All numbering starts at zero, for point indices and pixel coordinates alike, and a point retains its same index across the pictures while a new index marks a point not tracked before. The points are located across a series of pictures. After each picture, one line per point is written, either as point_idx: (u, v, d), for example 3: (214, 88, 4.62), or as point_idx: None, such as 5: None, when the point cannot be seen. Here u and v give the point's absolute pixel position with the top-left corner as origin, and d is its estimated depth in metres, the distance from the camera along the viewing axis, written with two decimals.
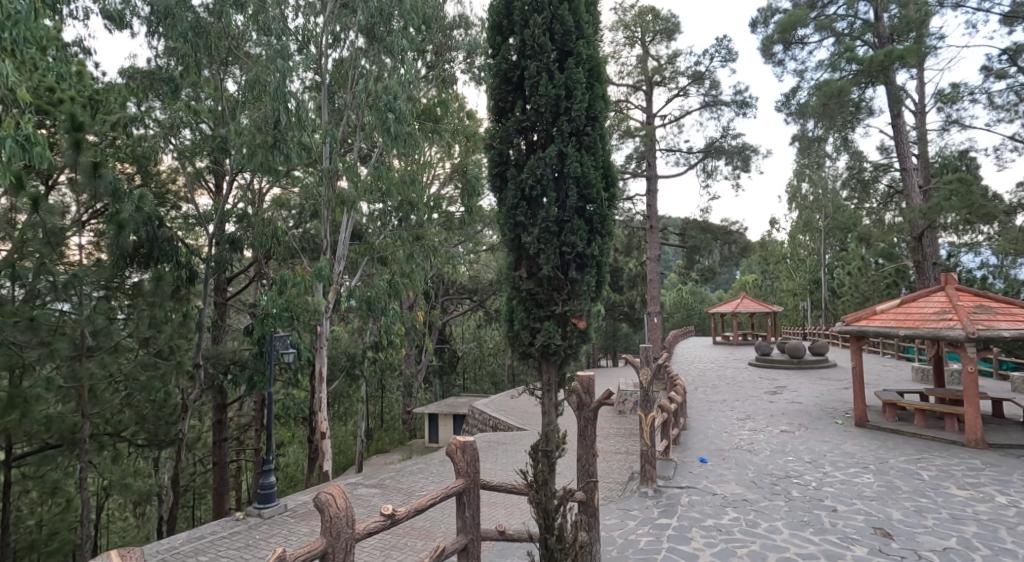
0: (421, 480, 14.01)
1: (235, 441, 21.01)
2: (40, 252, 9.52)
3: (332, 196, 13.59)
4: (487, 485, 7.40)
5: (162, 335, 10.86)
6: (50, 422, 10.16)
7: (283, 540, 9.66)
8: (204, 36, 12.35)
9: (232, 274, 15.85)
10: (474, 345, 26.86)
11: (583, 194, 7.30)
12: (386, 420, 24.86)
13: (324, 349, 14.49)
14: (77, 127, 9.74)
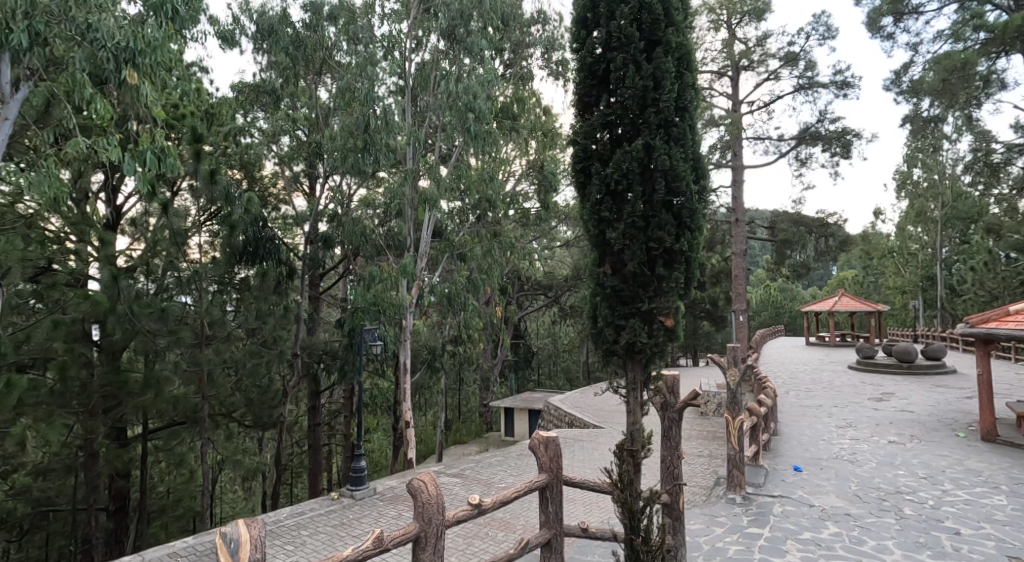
0: (500, 473, 14.08)
1: (324, 427, 22.16)
2: (170, 252, 11.04)
3: (415, 197, 14.04)
4: (570, 481, 7.28)
5: (266, 326, 12.09)
6: (178, 401, 11.28)
7: (374, 521, 9.92)
8: (303, 48, 13.60)
9: (323, 271, 16.57)
10: (549, 340, 26.81)
11: (672, 187, 7.04)
12: (463, 413, 25.18)
13: (407, 344, 14.78)
14: (196, 138, 11.17)
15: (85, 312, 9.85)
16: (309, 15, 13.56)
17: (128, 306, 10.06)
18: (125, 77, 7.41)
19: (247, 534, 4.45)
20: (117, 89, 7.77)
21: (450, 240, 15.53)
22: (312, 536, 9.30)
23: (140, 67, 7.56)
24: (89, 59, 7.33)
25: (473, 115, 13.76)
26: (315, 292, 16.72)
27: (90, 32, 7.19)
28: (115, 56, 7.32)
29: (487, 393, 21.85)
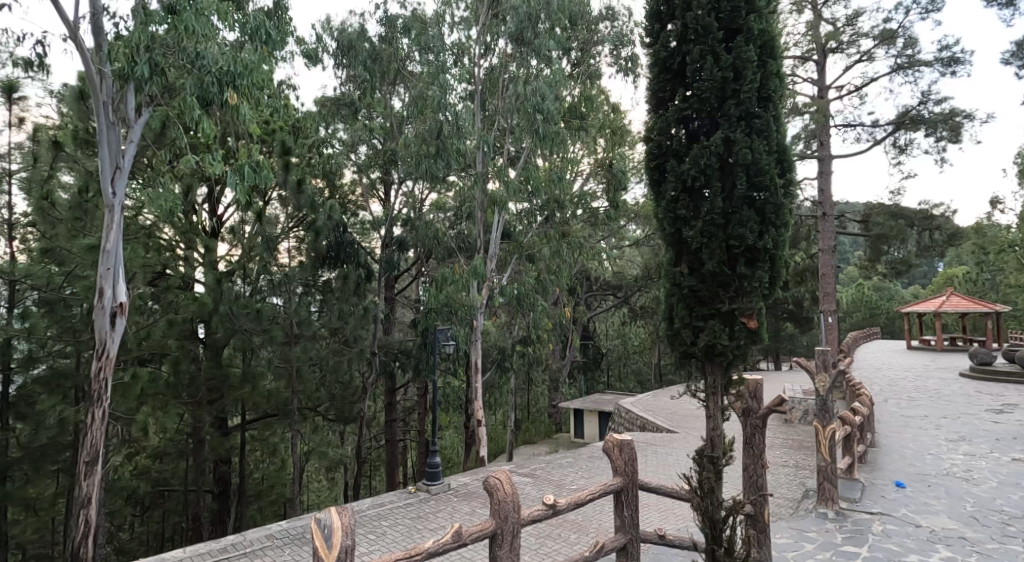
0: (571, 474, 13.88)
1: (399, 422, 22.87)
2: (262, 256, 12.83)
3: (485, 199, 14.17)
4: (647, 486, 7.08)
5: (348, 325, 13.49)
6: (271, 396, 12.92)
7: (447, 515, 11.41)
8: (379, 62, 14.65)
9: (397, 273, 16.89)
10: (619, 342, 26.20)
11: (755, 181, 6.62)
12: (533, 413, 25.06)
13: (478, 344, 14.81)
14: (286, 152, 12.84)
15: (195, 312, 11.82)
16: (384, 29, 14.60)
17: (228, 306, 11.95)
18: (227, 97, 9.07)
19: (338, 521, 4.84)
20: (219, 109, 9.48)
21: (519, 242, 15.49)
22: (391, 527, 10.83)
23: (238, 88, 9.17)
24: (197, 85, 8.95)
25: (541, 116, 13.55)
26: (390, 293, 17.09)
27: (199, 60, 8.78)
28: (218, 80, 8.94)
29: (556, 393, 21.67)
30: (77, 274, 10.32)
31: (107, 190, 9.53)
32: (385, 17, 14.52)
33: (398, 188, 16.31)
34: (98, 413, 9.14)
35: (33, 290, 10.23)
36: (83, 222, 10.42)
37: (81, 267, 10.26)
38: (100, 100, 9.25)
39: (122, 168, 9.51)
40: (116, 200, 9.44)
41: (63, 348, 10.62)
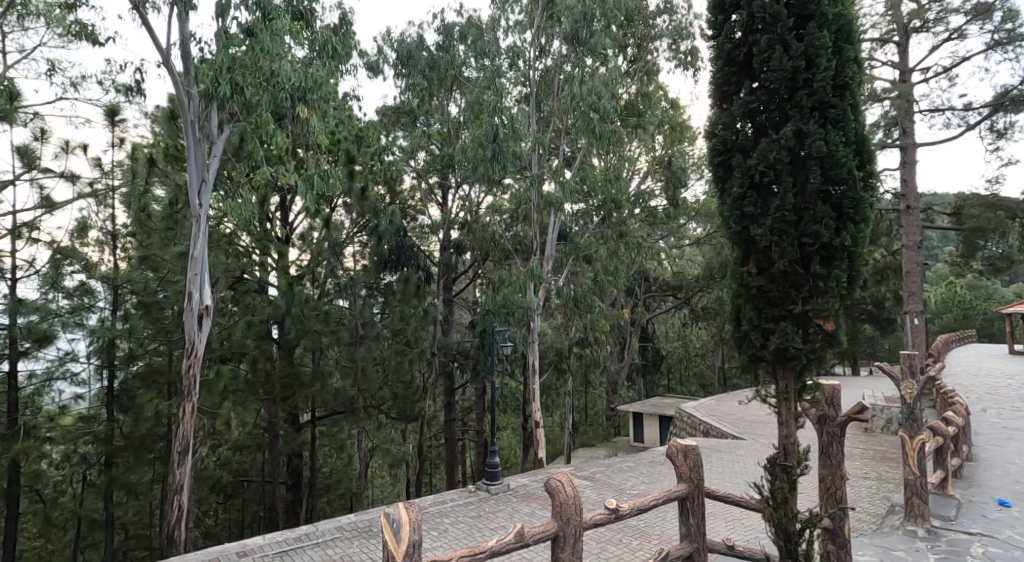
0: (632, 478, 13.53)
1: (458, 423, 23.08)
2: (330, 261, 13.23)
3: (540, 200, 14.06)
4: (712, 494, 7.22)
5: (409, 326, 13.69)
6: (339, 393, 13.37)
7: (507, 514, 11.64)
8: (437, 69, 15.00)
9: (454, 275, 16.92)
10: (679, 344, 25.26)
11: (830, 175, 6.16)
12: (590, 416, 24.69)
13: (536, 345, 14.65)
14: (351, 160, 13.14)
15: (270, 313, 12.52)
16: (441, 37, 14.85)
17: (300, 308, 12.42)
18: (299, 111, 9.76)
19: (405, 516, 4.99)
20: (291, 122, 10.22)
21: (575, 242, 15.26)
22: (454, 524, 11.13)
23: (309, 102, 9.90)
24: (271, 101, 9.68)
25: (597, 115, 13.43)
26: (447, 295, 17.15)
27: (274, 77, 9.53)
28: (291, 96, 9.66)
29: (614, 396, 21.24)
30: (169, 279, 11.71)
31: (195, 201, 10.55)
32: (442, 25, 14.79)
33: (455, 192, 16.52)
34: (188, 406, 10.20)
35: (132, 294, 11.62)
36: (172, 232, 11.68)
37: (172, 272, 11.60)
38: (189, 119, 10.31)
39: (207, 181, 10.60)
40: (202, 210, 10.44)
41: (155, 347, 11.84)
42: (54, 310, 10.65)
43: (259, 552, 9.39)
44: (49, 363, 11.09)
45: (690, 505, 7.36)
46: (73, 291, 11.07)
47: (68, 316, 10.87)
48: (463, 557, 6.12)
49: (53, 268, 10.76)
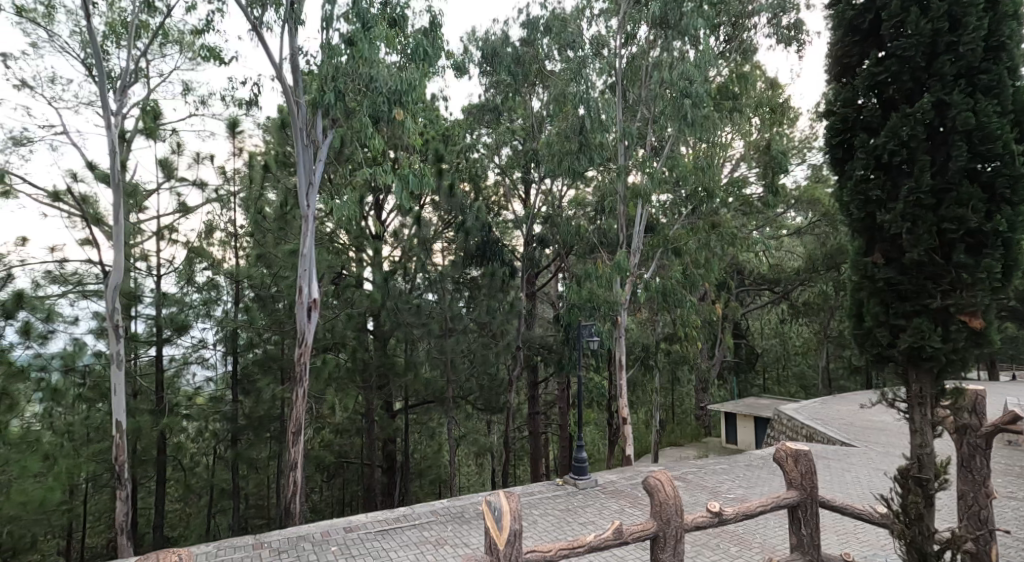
0: (728, 482, 12.79)
1: (543, 416, 23.14)
2: (420, 255, 13.48)
3: (626, 192, 13.70)
4: (829, 503, 6.65)
5: (496, 320, 13.61)
6: (429, 384, 13.63)
7: (596, 510, 11.26)
8: (521, 64, 14.83)
9: (538, 269, 16.75)
10: (776, 341, 23.86)
11: (978, 151, 5.39)
12: (680, 413, 23.94)
13: (623, 341, 14.17)
14: (440, 158, 13.14)
15: (366, 306, 12.80)
16: (526, 32, 14.64)
17: (394, 302, 12.77)
18: (396, 113, 10.03)
19: (506, 505, 5.59)
20: (387, 124, 10.57)
21: (664, 234, 14.74)
22: (543, 516, 10.93)
23: (406, 105, 10.09)
24: (370, 105, 10.01)
25: (690, 101, 12.91)
26: (531, 289, 17.07)
27: (372, 82, 9.90)
28: (389, 100, 9.95)
29: (704, 394, 20.32)
30: (279, 275, 12.26)
31: (303, 201, 10.94)
32: (526, 18, 14.56)
33: (537, 187, 16.57)
34: (299, 391, 10.63)
35: (251, 288, 12.48)
36: (285, 231, 12.12)
37: (283, 268, 12.16)
38: (297, 127, 10.66)
39: (314, 183, 10.98)
40: (309, 211, 10.83)
41: (270, 336, 12.61)
42: (188, 302, 12.30)
43: (364, 528, 9.78)
44: (185, 350, 12.89)
45: (801, 513, 6.78)
46: (202, 286, 12.48)
47: (199, 308, 12.39)
48: (562, 551, 5.90)
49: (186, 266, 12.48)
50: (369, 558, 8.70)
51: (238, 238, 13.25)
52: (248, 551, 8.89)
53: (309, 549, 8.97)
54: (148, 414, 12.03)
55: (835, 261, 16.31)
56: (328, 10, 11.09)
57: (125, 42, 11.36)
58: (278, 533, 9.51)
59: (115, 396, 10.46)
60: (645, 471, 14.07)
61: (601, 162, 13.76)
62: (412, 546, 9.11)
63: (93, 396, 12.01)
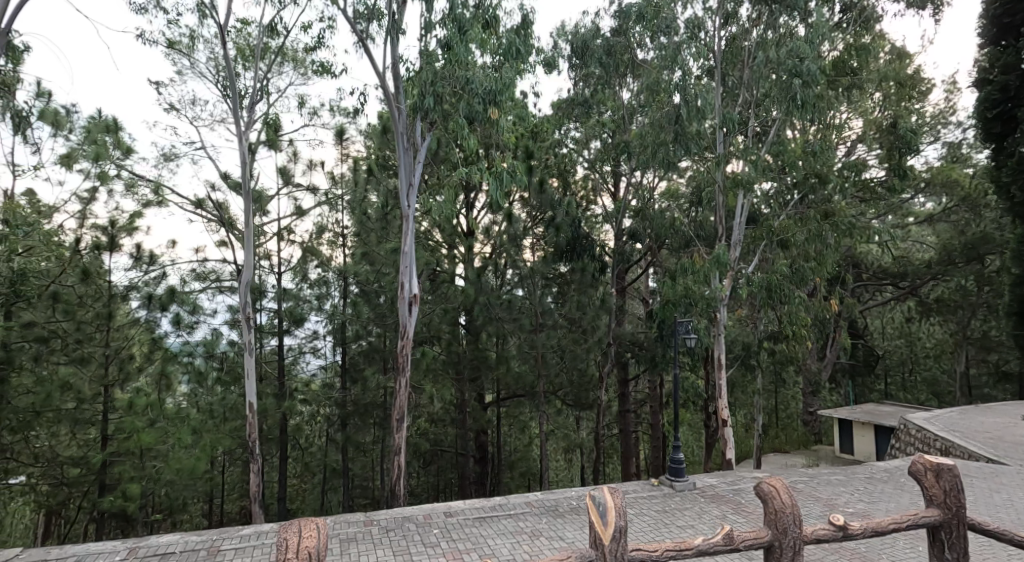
0: (846, 494, 11.64)
1: (635, 414, 22.54)
2: (510, 252, 13.10)
3: (725, 181, 12.95)
4: (982, 526, 5.65)
5: (587, 316, 13.11)
6: (521, 377, 13.33)
7: (695, 514, 10.49)
8: (613, 55, 14.13)
9: (629, 264, 16.11)
10: (901, 341, 21.78)
11: None
12: (784, 416, 22.49)
13: (721, 339, 13.32)
14: (529, 155, 12.77)
15: (460, 301, 12.73)
16: (617, 21, 13.92)
17: (486, 298, 12.64)
18: (491, 113, 9.85)
19: (610, 500, 5.27)
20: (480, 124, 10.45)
21: (768, 225, 13.67)
22: (639, 517, 10.33)
23: (502, 104, 9.93)
24: (466, 106, 9.87)
25: (800, 80, 11.82)
26: (622, 284, 16.54)
27: (468, 84, 9.78)
28: (484, 99, 9.79)
29: (814, 399, 18.83)
30: (382, 271, 12.34)
31: (404, 201, 11.02)
32: (619, 9, 13.76)
33: (628, 179, 16.04)
34: (402, 382, 10.59)
35: (357, 284, 12.67)
36: (386, 230, 12.26)
37: (386, 266, 12.30)
38: (398, 132, 10.82)
39: (414, 184, 11.00)
40: (410, 210, 10.83)
41: (374, 328, 12.76)
42: (303, 297, 12.99)
43: (463, 514, 9.64)
44: (300, 340, 13.43)
45: (945, 536, 5.82)
46: (315, 283, 13.03)
47: (314, 302, 13.00)
48: (669, 552, 5.37)
49: (301, 263, 12.88)
50: (467, 543, 8.55)
51: (346, 238, 13.37)
52: (360, 527, 9.10)
53: (414, 530, 8.97)
54: (274, 397, 12.58)
55: (975, 252, 14.56)
56: (428, 17, 11.01)
57: (250, 65, 11.95)
58: (386, 512, 9.66)
59: (247, 381, 10.88)
60: (748, 476, 13.16)
61: (699, 151, 12.87)
62: (508, 535, 8.84)
63: (228, 380, 12.84)
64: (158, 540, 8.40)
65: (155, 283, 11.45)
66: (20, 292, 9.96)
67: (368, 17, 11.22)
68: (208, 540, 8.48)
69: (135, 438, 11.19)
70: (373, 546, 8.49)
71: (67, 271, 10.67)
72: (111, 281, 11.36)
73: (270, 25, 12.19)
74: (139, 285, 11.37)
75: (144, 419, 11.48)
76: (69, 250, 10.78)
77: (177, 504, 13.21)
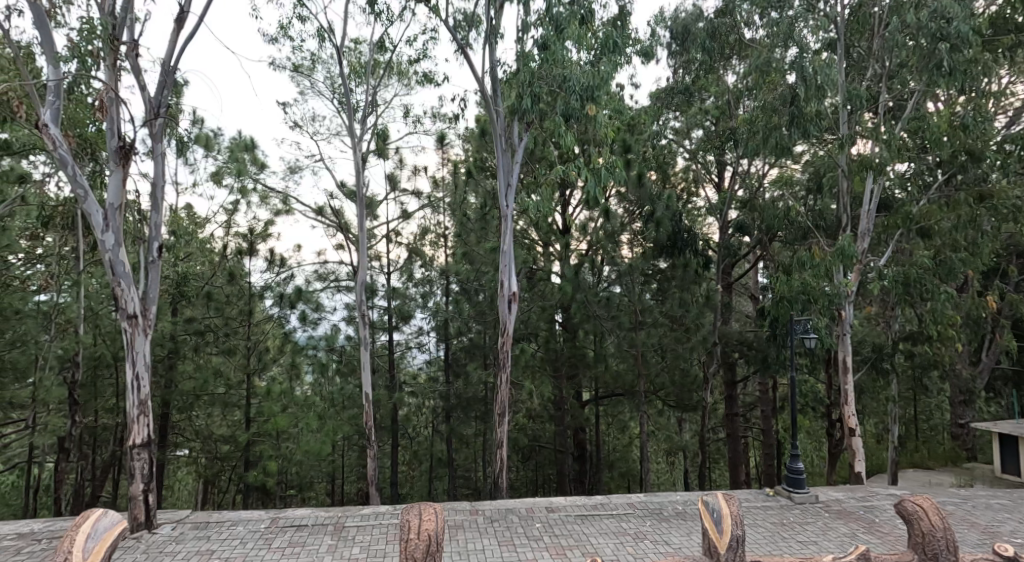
0: (1012, 521, 9.76)
1: (744, 418, 20.93)
2: (606, 248, 12.09)
3: (851, 164, 11.31)
4: None
5: (691, 314, 11.84)
6: (621, 375, 12.32)
7: (820, 531, 9.08)
8: (718, 38, 12.76)
9: (736, 259, 14.69)
10: None
11: None
12: (923, 426, 19.93)
13: (846, 339, 11.65)
14: (627, 148, 11.73)
15: (557, 299, 11.93)
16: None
17: (584, 295, 11.65)
18: (588, 110, 8.95)
19: (726, 508, 4.06)
20: (578, 122, 9.50)
21: (904, 212, 11.81)
22: (755, 529, 9.06)
23: (599, 99, 9.01)
24: (563, 104, 9.04)
25: (947, 45, 10.05)
26: (727, 281, 15.07)
27: (566, 82, 8.94)
28: (581, 95, 8.93)
29: (964, 409, 16.35)
30: (482, 270, 11.79)
31: (502, 202, 10.25)
32: None
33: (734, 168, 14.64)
34: (503, 379, 9.93)
35: (457, 282, 12.13)
36: (486, 230, 11.71)
37: (488, 267, 11.65)
38: (496, 133, 10.11)
39: (512, 183, 10.22)
40: (508, 210, 10.07)
41: (473, 325, 12.14)
42: (411, 295, 12.53)
43: (563, 510, 8.81)
44: (408, 334, 13.11)
45: None
46: (420, 281, 12.54)
47: (419, 300, 12.59)
48: None
49: (407, 264, 12.51)
50: (569, 540, 7.70)
51: (447, 239, 12.86)
52: (465, 515, 8.58)
53: (513, 524, 8.24)
54: (385, 388, 12.45)
55: None
56: (527, 17, 10.20)
57: (361, 83, 11.75)
58: (490, 502, 9.06)
59: (362, 373, 10.63)
60: (882, 491, 11.42)
61: (819, 134, 11.28)
62: (611, 535, 7.91)
63: (347, 371, 12.38)
64: (295, 513, 8.46)
65: (284, 282, 11.71)
66: (182, 291, 11.27)
67: (468, 24, 10.60)
68: (333, 516, 8.44)
69: (272, 421, 11.31)
70: (479, 534, 7.87)
71: (216, 273, 11.61)
72: (249, 280, 11.91)
73: (380, 41, 11.91)
74: (271, 285, 11.72)
75: (278, 405, 11.45)
76: (219, 255, 11.86)
77: (308, 481, 13.61)
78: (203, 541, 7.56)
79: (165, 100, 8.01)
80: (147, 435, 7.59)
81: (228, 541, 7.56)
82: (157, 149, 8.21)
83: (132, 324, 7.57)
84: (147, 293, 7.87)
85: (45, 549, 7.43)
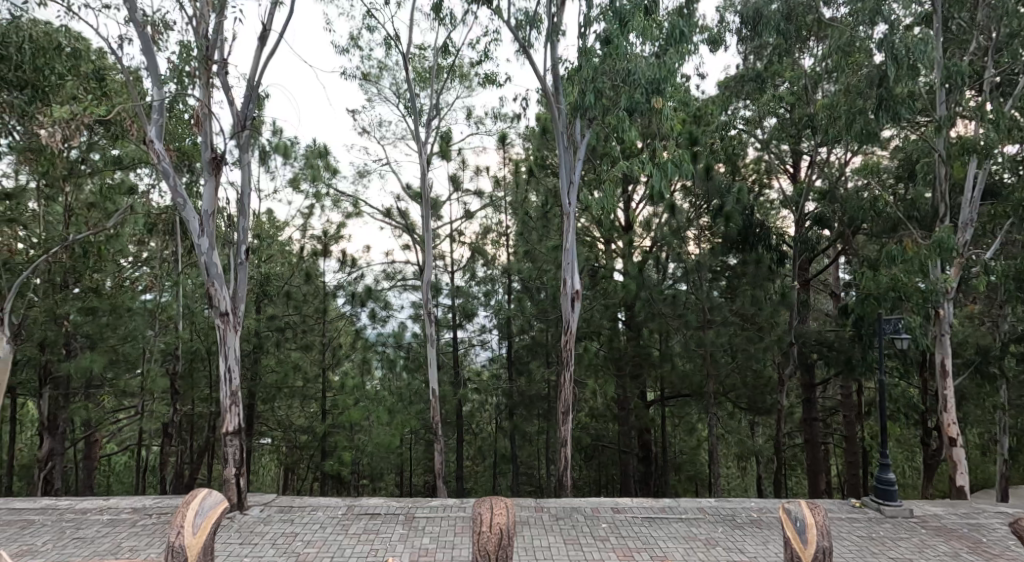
0: None
1: (825, 424, 19.41)
2: (671, 244, 11.13)
3: (950, 147, 9.92)
4: None
5: (764, 312, 10.73)
6: (687, 375, 11.32)
7: (916, 547, 7.79)
8: (793, 20, 11.47)
9: (815, 254, 13.35)
10: None
11: None
12: None
13: (946, 341, 10.15)
14: (693, 140, 10.69)
15: (620, 297, 11.11)
16: None
17: (649, 293, 10.85)
18: (654, 104, 8.10)
19: (812, 518, 3.70)
20: (642, 116, 8.63)
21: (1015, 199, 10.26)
22: (840, 542, 7.86)
23: (666, 93, 8.15)
24: (627, 99, 8.22)
25: None
26: (804, 278, 13.78)
27: (630, 76, 8.14)
28: (648, 89, 8.13)
29: None
30: (544, 269, 11.10)
31: (565, 201, 9.49)
32: None
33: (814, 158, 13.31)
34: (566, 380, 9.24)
35: (521, 280, 11.49)
36: (548, 228, 10.98)
37: (550, 267, 10.93)
38: (558, 131, 9.39)
39: (575, 180, 9.45)
40: (570, 208, 9.32)
41: (534, 324, 11.43)
42: (473, 293, 12.01)
43: (630, 512, 8.00)
44: (470, 332, 12.58)
45: None
46: (483, 280, 12.00)
47: (482, 299, 12.08)
48: None
49: (470, 265, 11.99)
50: (634, 542, 6.88)
51: (509, 237, 12.21)
52: (530, 512, 7.92)
53: (575, 523, 7.49)
54: (450, 384, 12.01)
55: None
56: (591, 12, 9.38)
57: (426, 91, 11.25)
58: (557, 499, 8.36)
59: (431, 372, 10.10)
60: (989, 508, 9.75)
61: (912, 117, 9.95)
62: (678, 539, 7.05)
63: (415, 367, 11.81)
64: (370, 502, 7.97)
65: (355, 282, 11.20)
66: (265, 291, 11.07)
67: (529, 23, 9.88)
68: (405, 506, 7.85)
69: (347, 414, 10.97)
70: (545, 530, 7.18)
71: (295, 273, 11.29)
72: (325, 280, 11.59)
73: (444, 46, 11.36)
74: (343, 285, 11.30)
75: (353, 399, 11.23)
76: (295, 256, 11.50)
77: (379, 471, 13.35)
78: (287, 524, 7.14)
79: (251, 113, 7.65)
80: (240, 423, 7.26)
81: (309, 524, 7.12)
82: (245, 159, 7.85)
83: (224, 321, 7.27)
84: (238, 290, 7.52)
85: (160, 522, 7.13)
